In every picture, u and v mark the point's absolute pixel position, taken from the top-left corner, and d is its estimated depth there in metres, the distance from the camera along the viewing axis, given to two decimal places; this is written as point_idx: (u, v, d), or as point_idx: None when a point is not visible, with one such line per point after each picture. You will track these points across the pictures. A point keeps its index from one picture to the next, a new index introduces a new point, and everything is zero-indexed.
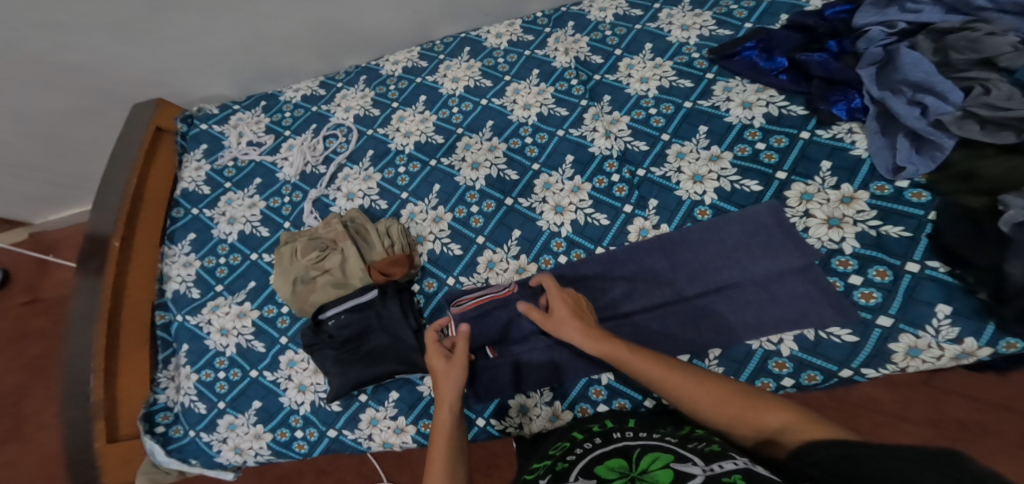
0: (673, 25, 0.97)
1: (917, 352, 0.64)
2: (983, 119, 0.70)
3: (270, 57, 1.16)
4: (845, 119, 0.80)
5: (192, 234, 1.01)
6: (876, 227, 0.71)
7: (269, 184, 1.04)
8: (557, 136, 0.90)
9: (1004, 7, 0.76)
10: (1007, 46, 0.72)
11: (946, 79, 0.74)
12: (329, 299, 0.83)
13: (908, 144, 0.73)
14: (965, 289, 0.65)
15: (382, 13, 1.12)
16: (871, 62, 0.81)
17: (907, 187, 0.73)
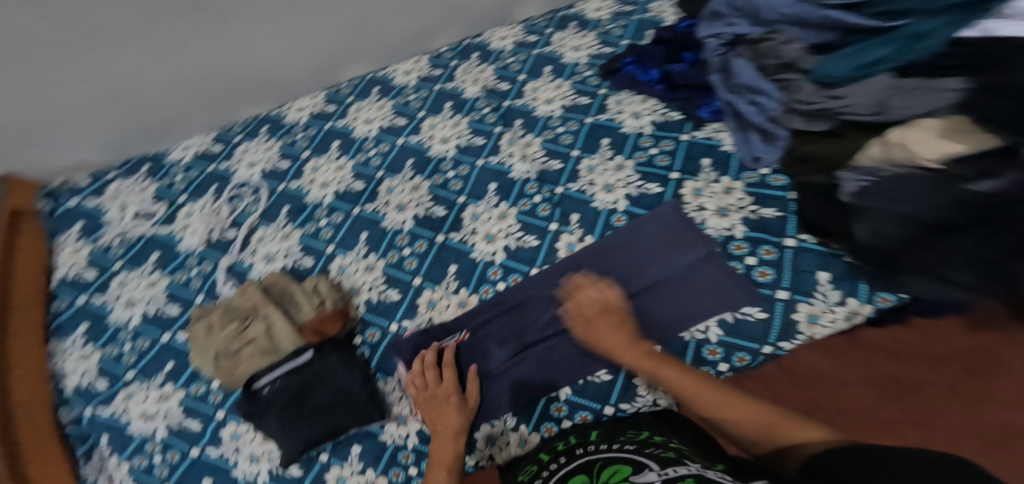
0: (565, 47, 1.07)
1: (816, 318, 0.73)
2: (800, 113, 0.83)
3: (153, 110, 1.07)
4: (711, 120, 0.92)
5: (85, 324, 0.91)
6: (756, 210, 0.82)
7: (171, 257, 0.95)
8: (477, 167, 0.92)
9: (787, 19, 0.87)
10: (797, 52, 0.85)
11: (769, 82, 0.87)
12: (259, 368, 0.78)
13: (759, 138, 0.86)
14: (835, 253, 0.76)
15: (275, 59, 1.09)
16: (717, 69, 0.93)
17: (768, 173, 0.85)
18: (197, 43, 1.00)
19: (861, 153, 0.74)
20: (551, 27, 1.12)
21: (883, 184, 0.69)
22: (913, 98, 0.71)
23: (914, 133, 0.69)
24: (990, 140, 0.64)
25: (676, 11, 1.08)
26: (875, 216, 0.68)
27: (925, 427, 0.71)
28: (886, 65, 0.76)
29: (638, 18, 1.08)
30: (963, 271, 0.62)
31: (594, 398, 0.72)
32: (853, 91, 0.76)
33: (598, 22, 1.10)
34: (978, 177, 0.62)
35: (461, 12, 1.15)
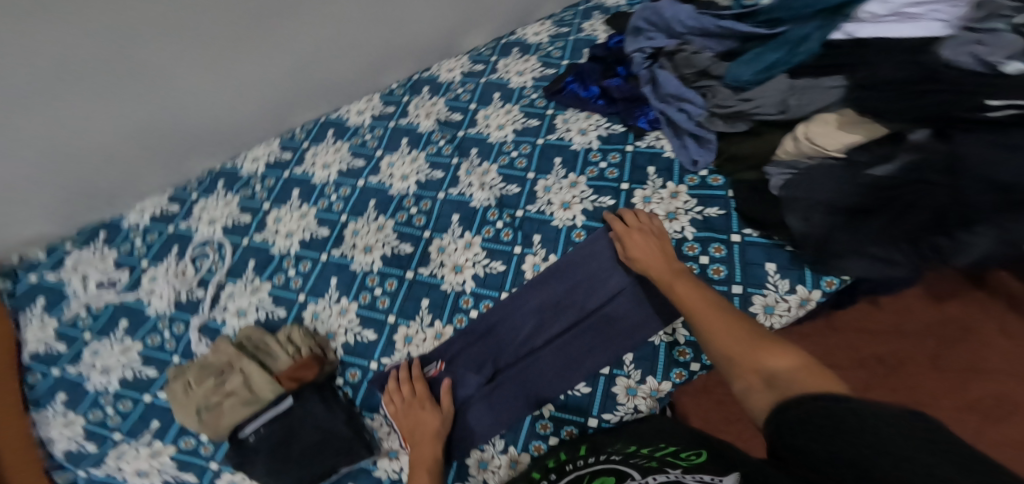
0: (511, 73, 1.11)
1: (772, 308, 0.78)
2: (721, 116, 0.92)
3: (105, 174, 1.05)
4: (650, 129, 0.98)
5: (62, 393, 0.89)
6: (701, 211, 0.87)
7: (140, 323, 0.94)
8: (439, 200, 0.95)
9: (694, 31, 1.01)
10: (708, 61, 0.99)
11: (691, 90, 0.96)
12: (241, 418, 0.77)
13: (693, 142, 0.93)
14: (777, 244, 0.82)
15: (227, 112, 1.09)
16: (648, 81, 1.01)
17: (707, 174, 0.91)
18: (144, 102, 1.00)
19: (780, 149, 0.85)
20: (496, 55, 1.17)
21: (804, 177, 0.78)
22: (807, 96, 0.84)
23: (817, 127, 0.80)
24: (876, 129, 0.77)
25: (606, 30, 1.17)
26: (802, 208, 0.76)
27: (923, 405, 0.84)
28: (780, 66, 0.90)
29: (574, 38, 1.16)
30: (889, 248, 0.70)
31: (577, 412, 0.76)
32: (760, 94, 0.88)
33: (539, 45, 1.17)
34: (878, 162, 0.73)
35: (406, 47, 1.20)
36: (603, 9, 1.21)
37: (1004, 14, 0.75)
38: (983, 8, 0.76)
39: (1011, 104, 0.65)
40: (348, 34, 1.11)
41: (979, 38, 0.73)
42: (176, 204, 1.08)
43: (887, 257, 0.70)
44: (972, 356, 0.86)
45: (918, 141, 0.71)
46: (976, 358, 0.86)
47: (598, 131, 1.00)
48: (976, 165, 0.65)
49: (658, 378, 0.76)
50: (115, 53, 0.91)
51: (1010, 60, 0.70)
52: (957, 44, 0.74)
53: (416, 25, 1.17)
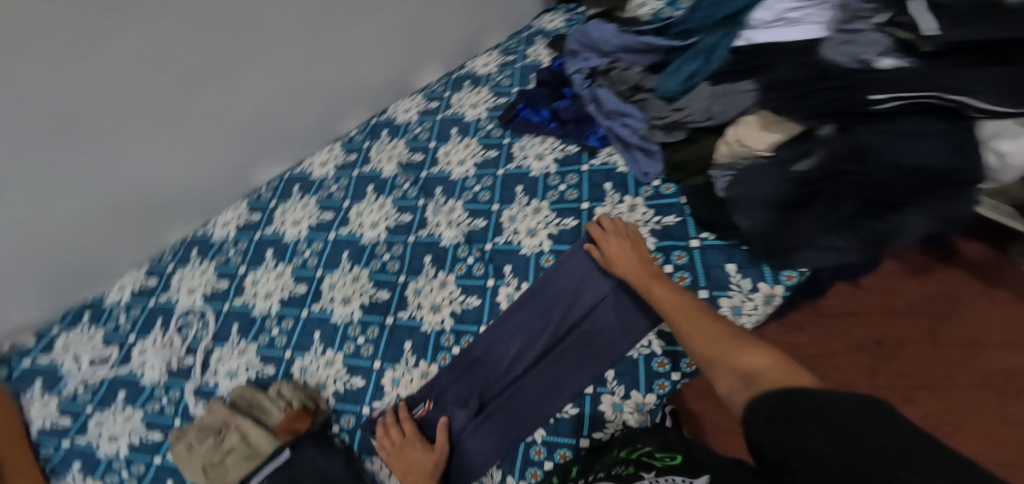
0: (464, 107, 1.15)
1: (739, 309, 0.80)
2: (659, 127, 0.96)
3: (78, 253, 1.06)
4: (601, 147, 1.02)
5: (78, 462, 0.89)
6: (660, 220, 0.91)
7: (137, 392, 0.95)
8: (410, 244, 0.98)
9: (621, 49, 1.06)
10: (638, 76, 1.04)
11: (630, 104, 1.01)
12: (246, 472, 0.79)
13: (641, 154, 0.97)
14: (734, 244, 0.86)
15: (191, 174, 1.11)
16: (591, 99, 1.05)
17: (660, 184, 0.95)
18: (109, 181, 1.02)
19: (716, 153, 0.89)
20: (448, 91, 1.21)
21: (742, 179, 0.82)
22: (729, 100, 0.88)
23: (743, 130, 0.83)
24: (793, 127, 0.80)
25: (548, 53, 1.21)
26: (746, 208, 0.80)
27: (930, 386, 0.85)
28: (701, 75, 0.94)
29: (521, 65, 1.20)
30: (831, 237, 0.74)
31: (568, 435, 0.78)
32: (688, 103, 0.93)
33: (488, 76, 1.21)
34: (799, 157, 0.77)
35: (359, 88, 1.23)
36: (543, 34, 1.27)
37: (865, 16, 0.80)
38: (847, 11, 0.82)
39: (896, 97, 0.69)
40: (301, 88, 1.14)
41: (850, 39, 0.79)
42: (157, 274, 1.10)
43: (832, 246, 0.74)
44: (965, 333, 0.88)
45: (827, 136, 0.75)
46: (968, 333, 0.88)
47: (556, 152, 1.04)
48: (884, 152, 0.69)
49: (642, 391, 0.79)
50: (61, 123, 0.91)
51: (881, 56, 0.76)
52: (835, 45, 0.80)
53: (364, 71, 1.21)
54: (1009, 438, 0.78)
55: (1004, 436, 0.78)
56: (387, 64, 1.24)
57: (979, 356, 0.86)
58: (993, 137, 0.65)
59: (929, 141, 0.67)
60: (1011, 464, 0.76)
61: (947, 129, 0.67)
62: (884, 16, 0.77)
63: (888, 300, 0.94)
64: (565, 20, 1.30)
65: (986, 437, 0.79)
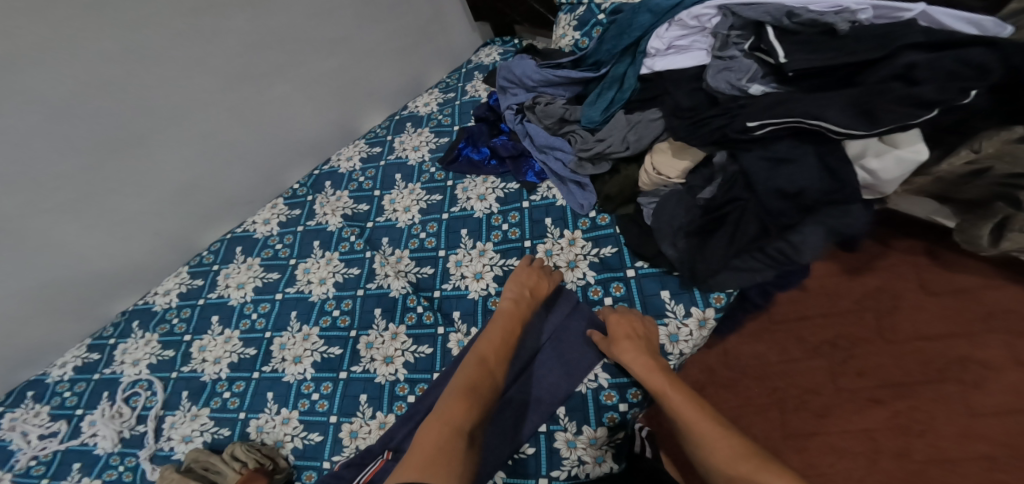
0: (407, 150, 1.16)
1: (676, 336, 0.85)
2: (587, 159, 0.99)
3: (17, 331, 1.02)
4: (539, 182, 1.05)
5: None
6: (598, 253, 0.95)
7: (93, 462, 0.92)
8: (359, 297, 0.98)
9: (543, 83, 1.08)
10: (562, 108, 1.03)
11: (559, 138, 1.04)
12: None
13: (576, 188, 1.01)
14: (667, 271, 0.90)
15: (122, 237, 1.07)
16: (524, 134, 1.09)
17: (595, 215, 0.99)
18: (33, 261, 0.98)
19: (639, 181, 0.94)
20: (391, 133, 1.22)
21: (663, 206, 0.88)
22: (641, 130, 0.92)
23: (658, 157, 0.89)
24: (699, 152, 0.86)
25: (487, 88, 1.23)
26: (667, 235, 0.87)
27: (894, 384, 0.87)
28: (617, 103, 0.96)
29: (460, 102, 1.22)
30: (746, 258, 0.82)
31: (526, 475, 0.79)
32: (607, 133, 0.95)
33: (429, 115, 1.22)
34: (705, 184, 0.85)
35: (297, 136, 1.22)
36: (482, 68, 1.29)
37: (735, 42, 0.81)
38: (719, 38, 0.82)
39: (767, 123, 0.72)
40: (235, 144, 1.13)
41: (726, 65, 0.80)
42: (110, 345, 1.07)
43: (746, 267, 0.82)
44: (917, 326, 0.91)
45: (722, 162, 0.82)
46: (919, 326, 0.91)
47: (499, 190, 1.06)
48: (763, 179, 0.74)
49: (593, 425, 0.81)
50: None
51: (753, 82, 0.78)
52: (716, 72, 0.80)
53: (301, 119, 1.21)
54: (984, 431, 0.80)
55: (974, 427, 0.81)
56: (322, 111, 1.24)
57: (930, 346, 0.88)
58: (860, 156, 0.70)
59: (801, 166, 0.72)
60: (992, 459, 0.78)
61: (815, 150, 0.72)
62: (750, 41, 0.79)
63: (833, 302, 0.97)
64: (501, 53, 1.32)
65: (958, 434, 0.81)
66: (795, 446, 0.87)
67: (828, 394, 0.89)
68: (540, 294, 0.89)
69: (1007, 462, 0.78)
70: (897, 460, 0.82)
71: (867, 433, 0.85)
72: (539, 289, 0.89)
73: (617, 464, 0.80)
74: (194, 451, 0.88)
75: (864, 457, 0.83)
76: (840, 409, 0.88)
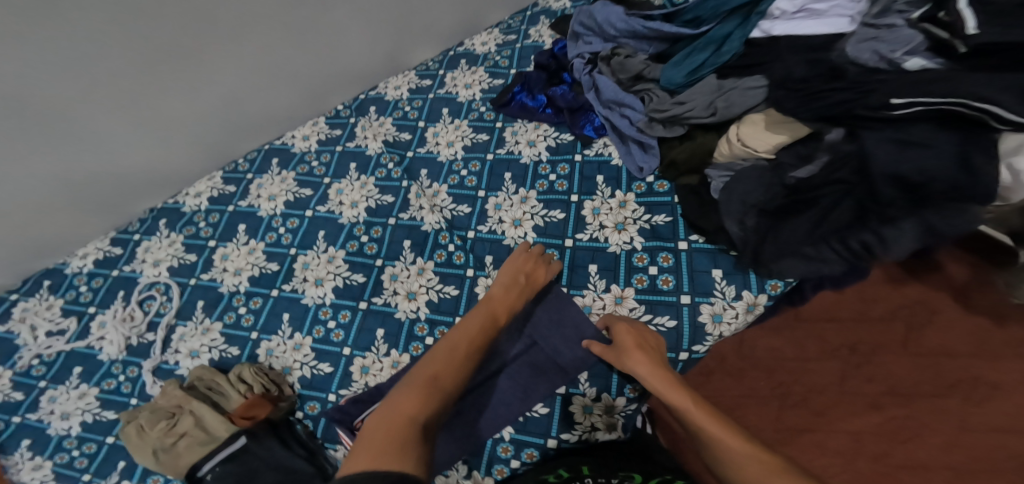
0: (458, 86, 1.09)
1: (720, 317, 0.78)
2: (659, 121, 0.91)
3: (41, 224, 0.99)
4: (596, 137, 0.97)
5: (27, 439, 0.85)
6: (649, 219, 0.88)
7: (93, 369, 0.91)
8: (390, 226, 0.93)
9: (626, 34, 0.98)
10: (641, 63, 0.96)
11: (630, 94, 0.95)
12: (198, 457, 0.74)
13: (637, 148, 0.93)
14: (722, 249, 0.82)
15: (156, 146, 1.02)
16: (590, 87, 0.99)
17: (654, 180, 0.91)
18: (68, 157, 0.94)
19: (716, 151, 0.87)
20: (443, 68, 1.15)
21: (738, 181, 0.80)
22: (734, 96, 0.83)
23: (746, 129, 0.81)
24: (800, 128, 0.78)
25: (551, 34, 1.15)
26: (735, 211, 0.79)
27: (898, 392, 0.79)
28: (708, 67, 0.88)
29: (522, 45, 1.13)
30: (821, 247, 0.71)
31: (536, 434, 0.76)
32: (690, 96, 0.87)
33: (486, 55, 1.15)
34: (800, 162, 0.77)
35: (348, 70, 1.13)
36: (549, 13, 1.20)
37: (899, 9, 0.72)
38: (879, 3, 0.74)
39: (916, 102, 0.62)
40: (282, 67, 1.04)
41: (877, 34, 0.71)
42: (132, 243, 1.05)
43: (818, 257, 0.71)
44: (944, 341, 0.81)
45: (834, 141, 0.74)
46: (944, 341, 0.81)
47: (548, 139, 0.99)
48: (884, 163, 0.65)
49: (613, 394, 0.77)
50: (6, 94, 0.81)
51: (911, 56, 0.68)
52: (858, 41, 0.72)
53: (352, 45, 1.09)
54: (967, 444, 0.75)
55: (961, 441, 0.75)
56: (374, 43, 1.12)
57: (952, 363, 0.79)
58: (1013, 151, 0.62)
59: (935, 151, 0.62)
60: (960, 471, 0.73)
61: (962, 138, 0.62)
62: (923, 10, 0.69)
63: (866, 308, 0.84)
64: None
65: (941, 445, 0.75)
66: (780, 438, 0.78)
67: (829, 392, 0.80)
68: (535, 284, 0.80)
69: (972, 477, 0.73)
70: (872, 462, 0.76)
71: (853, 435, 0.77)
72: (535, 277, 0.80)
73: (625, 434, 0.75)
74: (197, 373, 0.84)
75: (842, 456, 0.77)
76: (840, 411, 0.79)
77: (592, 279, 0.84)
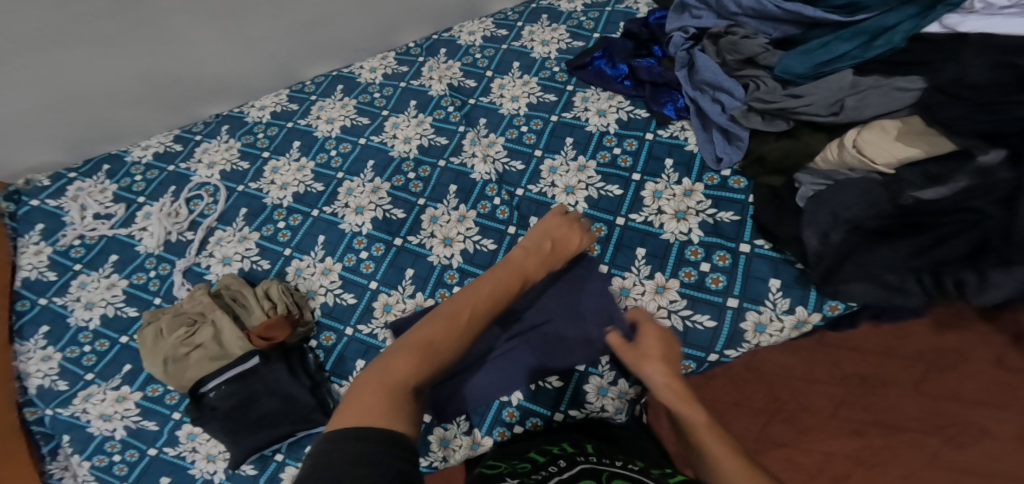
0: (535, 42, 1.05)
1: (763, 327, 0.72)
2: (759, 112, 0.80)
3: (110, 115, 1.04)
4: (676, 118, 0.90)
5: (46, 326, 0.90)
6: (714, 214, 0.81)
7: (129, 259, 0.94)
8: (438, 168, 0.91)
9: (748, 12, 0.84)
10: (759, 47, 0.82)
11: (731, 78, 0.85)
12: (206, 372, 0.75)
13: (721, 137, 0.84)
14: (787, 260, 0.75)
15: (230, 61, 1.04)
16: (684, 64, 0.91)
17: (730, 175, 0.84)
18: (151, 59, 0.98)
19: (819, 155, 0.75)
20: (522, 20, 1.10)
21: (836, 190, 0.70)
22: (871, 97, 0.70)
23: (869, 135, 0.69)
24: (942, 143, 0.64)
25: (647, 3, 1.07)
26: (821, 223, 0.69)
27: (886, 425, 0.77)
28: (846, 62, 0.74)
29: (612, 9, 1.07)
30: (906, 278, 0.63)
31: (544, 405, 0.74)
32: (811, 90, 0.75)
33: (571, 13, 1.09)
34: (926, 183, 0.65)
35: (427, 9, 1.11)
36: None
37: None
38: None
39: None
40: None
41: None
42: (195, 142, 1.07)
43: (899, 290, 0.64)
44: (952, 382, 0.77)
45: (988, 164, 0.60)
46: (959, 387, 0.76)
47: (619, 111, 0.93)
48: None
49: (630, 381, 0.73)
50: None
51: None
52: None
53: None
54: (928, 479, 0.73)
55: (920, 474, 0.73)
56: None
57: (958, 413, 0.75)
58: None
59: None
60: None
61: None
62: None
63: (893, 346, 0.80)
64: None
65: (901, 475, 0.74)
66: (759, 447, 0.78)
67: (821, 418, 0.78)
68: (565, 250, 0.70)
69: None
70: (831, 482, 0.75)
71: (826, 456, 0.77)
72: (566, 243, 0.70)
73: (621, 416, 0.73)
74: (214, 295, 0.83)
75: (808, 470, 0.76)
76: (817, 431, 0.78)
77: (636, 263, 0.79)
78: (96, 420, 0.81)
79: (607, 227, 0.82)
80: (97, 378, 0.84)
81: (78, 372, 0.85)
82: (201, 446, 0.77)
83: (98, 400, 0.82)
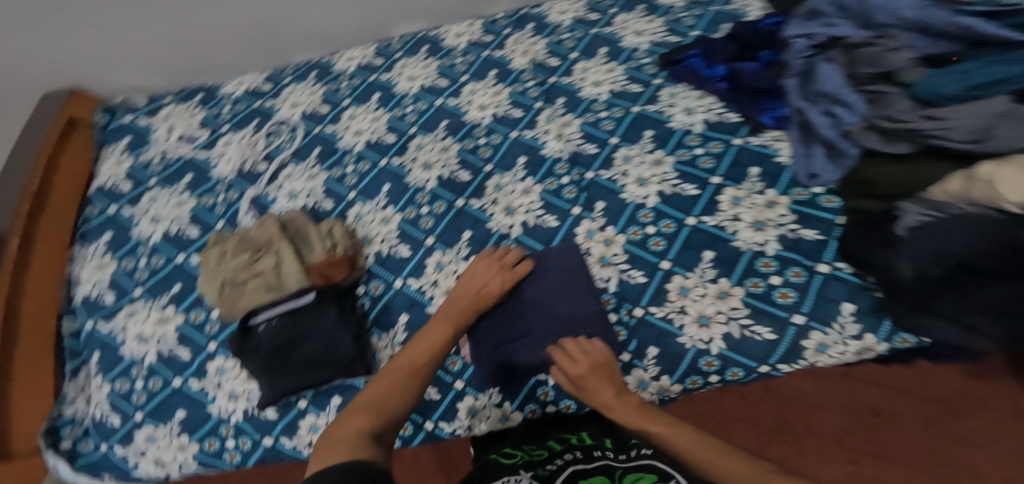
0: (627, 31, 1.05)
1: (826, 348, 0.68)
2: (881, 130, 0.74)
3: (211, 53, 1.11)
4: (772, 127, 0.87)
5: (108, 234, 0.94)
6: (796, 230, 0.76)
7: (201, 181, 0.98)
8: (510, 138, 0.91)
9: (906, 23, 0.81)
10: (903, 61, 0.78)
11: (854, 92, 0.80)
12: (261, 303, 0.77)
13: (822, 152, 0.79)
14: (867, 288, 0.69)
15: (329, 10, 1.09)
16: (798, 72, 0.86)
17: (821, 193, 0.79)
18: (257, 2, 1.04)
19: (939, 184, 0.66)
20: (617, 7, 1.11)
21: (941, 224, 0.61)
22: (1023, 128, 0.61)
23: (1007, 170, 0.59)
24: None
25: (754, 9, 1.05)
26: (917, 254, 0.61)
27: None
28: (1009, 85, 0.67)
29: (715, 10, 1.06)
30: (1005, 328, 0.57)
31: None
32: (952, 114, 0.67)
33: (669, 9, 1.09)
34: None
35: None
36: None
37: None
38: None
39: None
40: None
41: None
42: (281, 84, 1.11)
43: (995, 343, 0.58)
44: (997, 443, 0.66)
45: None
46: None
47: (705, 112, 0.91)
48: None
49: (672, 379, 0.70)
50: None
51: None
52: None
53: None
54: None
55: None
56: None
57: None
58: None
59: None
60: None
61: None
62: None
63: None
64: None
65: None
66: None
67: None
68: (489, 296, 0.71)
69: None
70: None
71: None
72: (487, 288, 0.71)
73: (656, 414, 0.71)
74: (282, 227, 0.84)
75: None
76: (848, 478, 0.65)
77: (701, 264, 0.76)
78: (132, 340, 0.82)
79: (676, 225, 0.79)
80: (145, 294, 0.87)
81: (128, 286, 0.88)
82: (226, 381, 0.76)
83: (142, 317, 0.84)
